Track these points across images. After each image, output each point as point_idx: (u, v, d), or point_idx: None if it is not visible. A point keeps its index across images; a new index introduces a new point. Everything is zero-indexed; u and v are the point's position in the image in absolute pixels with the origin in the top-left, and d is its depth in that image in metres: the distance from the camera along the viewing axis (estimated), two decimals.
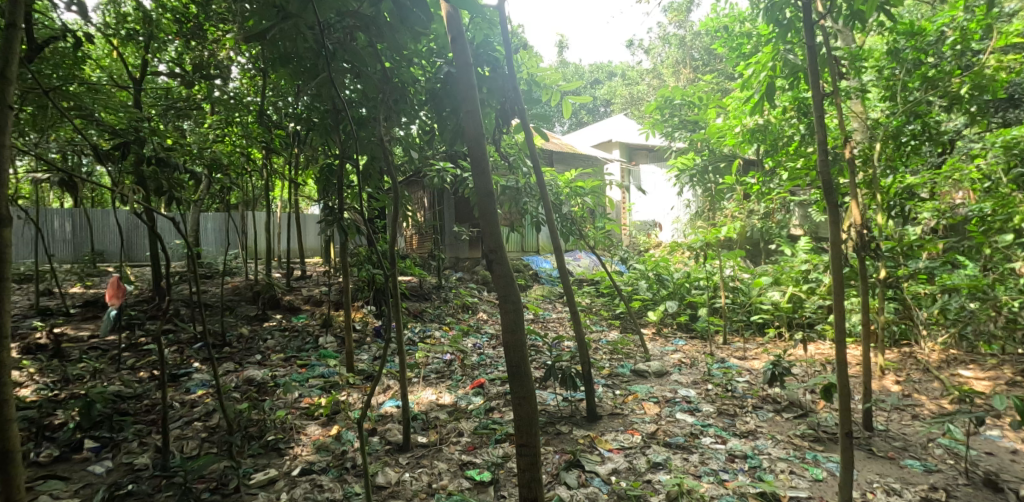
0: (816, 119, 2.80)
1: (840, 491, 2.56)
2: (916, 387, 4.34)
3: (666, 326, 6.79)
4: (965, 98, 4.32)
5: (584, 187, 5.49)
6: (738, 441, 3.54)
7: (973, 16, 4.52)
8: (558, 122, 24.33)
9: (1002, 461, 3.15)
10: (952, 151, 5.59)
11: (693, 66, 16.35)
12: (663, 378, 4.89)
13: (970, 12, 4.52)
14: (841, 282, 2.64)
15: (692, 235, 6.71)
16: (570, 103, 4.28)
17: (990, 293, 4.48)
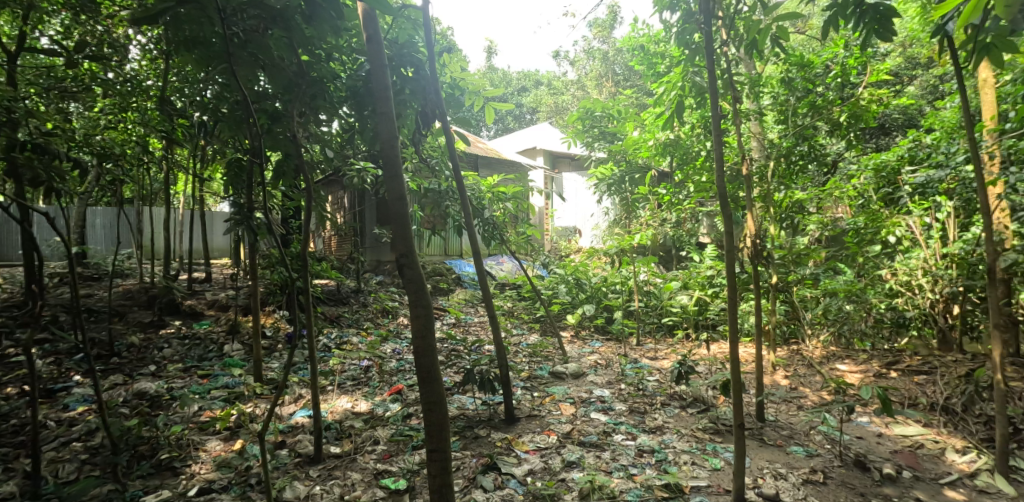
0: (716, 137, 3.01)
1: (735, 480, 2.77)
2: (801, 381, 4.77)
3: (584, 328, 7.02)
4: (844, 125, 4.80)
5: (506, 192, 5.53)
6: (646, 437, 3.72)
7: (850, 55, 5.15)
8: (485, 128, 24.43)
9: (870, 443, 3.52)
10: (836, 170, 6.18)
11: (615, 81, 16.99)
12: (579, 378, 5.05)
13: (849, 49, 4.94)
14: (735, 287, 2.85)
15: (609, 241, 6.96)
16: (493, 109, 4.31)
17: (862, 296, 5.03)
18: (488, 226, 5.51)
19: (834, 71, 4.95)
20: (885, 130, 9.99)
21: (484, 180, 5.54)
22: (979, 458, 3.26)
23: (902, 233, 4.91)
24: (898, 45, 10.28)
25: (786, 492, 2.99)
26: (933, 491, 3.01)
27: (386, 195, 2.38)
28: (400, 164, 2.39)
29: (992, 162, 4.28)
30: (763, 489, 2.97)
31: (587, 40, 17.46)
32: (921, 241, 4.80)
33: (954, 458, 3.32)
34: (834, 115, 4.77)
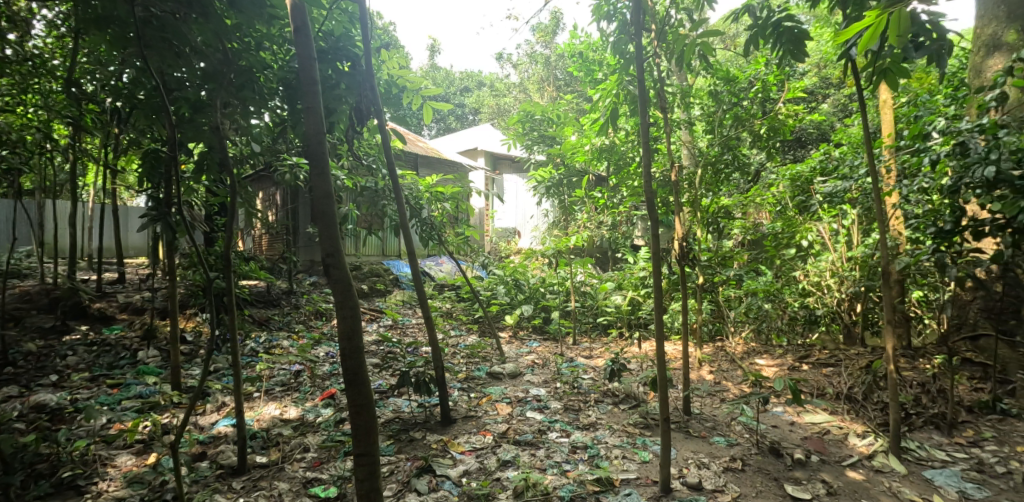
0: (645, 143, 3.12)
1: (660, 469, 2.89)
2: (724, 375, 5.02)
3: (522, 329, 7.09)
4: (765, 137, 5.10)
5: (445, 192, 5.47)
6: (580, 433, 3.80)
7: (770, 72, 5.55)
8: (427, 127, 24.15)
9: (784, 432, 3.76)
10: (759, 178, 6.55)
11: (556, 86, 17.19)
12: (516, 378, 5.09)
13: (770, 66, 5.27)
14: (661, 287, 2.96)
15: (547, 242, 7.06)
16: (431, 108, 4.27)
17: (778, 296, 5.47)
18: (426, 226, 5.45)
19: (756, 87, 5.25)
20: (802, 143, 10.72)
21: (422, 180, 5.47)
22: (876, 441, 3.53)
23: (813, 238, 5.28)
24: (814, 66, 11.03)
25: (708, 480, 3.14)
26: (836, 472, 3.23)
27: (313, 193, 2.33)
28: (328, 162, 2.36)
29: (890, 174, 4.68)
30: (687, 479, 3.11)
31: (529, 43, 17.56)
32: (830, 245, 5.18)
33: (855, 441, 3.59)
34: (756, 127, 5.05)
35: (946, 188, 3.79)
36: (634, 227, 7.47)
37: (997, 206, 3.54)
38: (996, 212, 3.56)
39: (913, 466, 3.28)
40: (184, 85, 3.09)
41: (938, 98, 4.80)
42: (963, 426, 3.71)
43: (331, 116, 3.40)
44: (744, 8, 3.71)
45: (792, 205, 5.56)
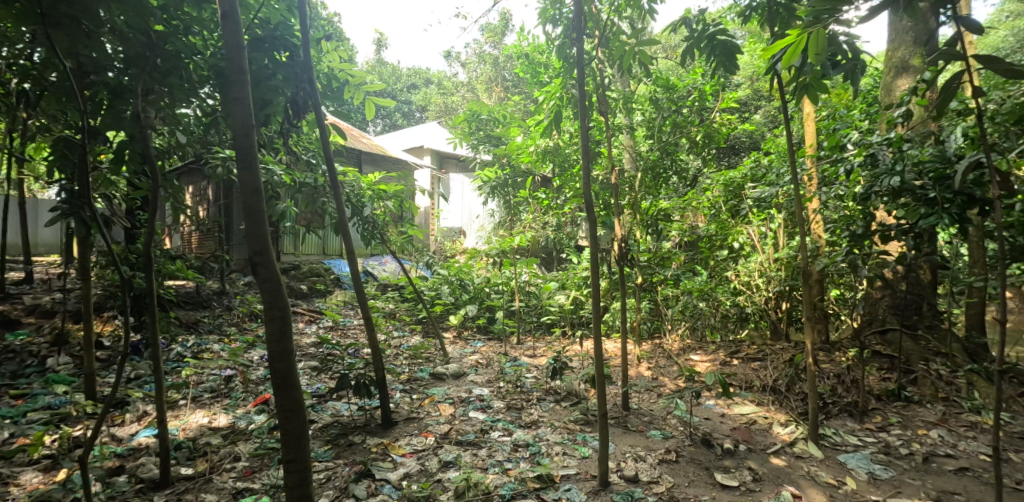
0: (585, 147, 3.18)
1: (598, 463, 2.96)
2: (661, 371, 5.20)
3: (466, 329, 7.06)
4: (700, 143, 5.36)
5: (388, 190, 5.37)
6: (522, 432, 3.83)
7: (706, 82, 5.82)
8: (372, 124, 23.67)
9: (716, 423, 3.93)
10: (696, 183, 6.82)
11: (505, 87, 17.21)
12: (460, 378, 5.06)
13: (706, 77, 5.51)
14: (598, 287, 3.02)
15: (491, 242, 7.07)
16: (372, 103, 4.17)
17: (711, 295, 5.70)
18: (368, 224, 5.34)
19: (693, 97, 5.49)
20: (735, 150, 11.35)
21: (363, 177, 5.33)
22: (797, 429, 3.75)
23: (743, 241, 5.56)
24: (749, 78, 11.58)
25: (644, 472, 3.24)
26: (762, 460, 3.40)
27: (241, 188, 2.25)
28: (257, 156, 2.28)
29: (812, 181, 4.98)
30: (624, 472, 3.20)
31: (478, 43, 17.49)
32: (759, 247, 5.45)
33: (779, 430, 3.79)
34: (691, 134, 5.30)
35: (860, 194, 4.08)
36: (578, 228, 7.60)
37: (903, 212, 3.84)
38: (902, 218, 3.87)
39: (829, 451, 3.50)
40: (102, 67, 2.90)
41: (854, 113, 5.16)
42: (873, 413, 4.00)
43: (264, 109, 3.31)
44: (680, 21, 3.87)
45: (725, 209, 5.82)
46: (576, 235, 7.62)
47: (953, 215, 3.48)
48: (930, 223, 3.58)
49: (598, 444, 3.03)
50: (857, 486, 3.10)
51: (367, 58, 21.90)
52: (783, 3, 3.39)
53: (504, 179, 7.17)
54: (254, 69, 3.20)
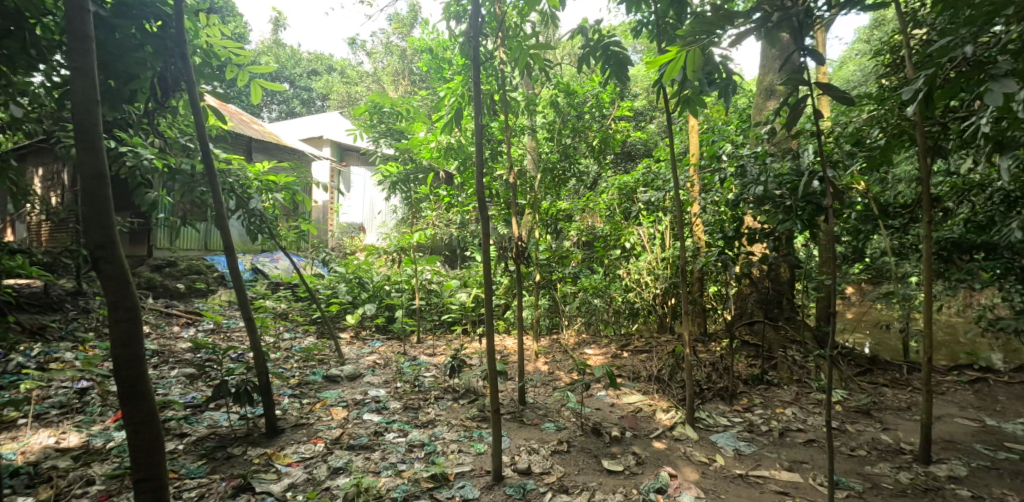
0: (478, 149, 3.18)
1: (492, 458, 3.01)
2: (557, 365, 5.38)
3: (363, 329, 6.84)
4: (596, 148, 5.73)
5: (277, 182, 5.02)
6: (417, 432, 3.78)
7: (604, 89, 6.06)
8: (265, 110, 22.09)
9: (605, 413, 4.13)
10: (593, 187, 7.12)
11: (411, 80, 16.69)
12: (355, 380, 4.89)
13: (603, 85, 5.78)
14: (490, 286, 3.05)
15: (390, 239, 6.90)
16: (259, 86, 3.87)
17: (605, 292, 6.00)
18: (254, 218, 4.99)
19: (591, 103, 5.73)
20: (630, 156, 12.05)
21: (250, 166, 4.97)
22: (676, 414, 4.05)
23: (634, 241, 5.87)
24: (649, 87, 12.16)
25: (537, 464, 3.34)
26: (645, 444, 3.63)
27: (80, 177, 2.09)
28: (103, 134, 2.14)
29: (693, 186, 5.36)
30: (518, 465, 3.27)
31: (383, 33, 16.88)
32: (647, 246, 5.78)
33: (661, 416, 4.06)
34: (589, 139, 5.68)
35: (733, 200, 4.49)
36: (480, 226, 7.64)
37: (767, 217, 4.28)
38: (766, 222, 4.31)
39: (703, 432, 3.82)
40: None
41: (730, 128, 5.66)
42: (740, 396, 4.41)
43: (127, 84, 3.02)
44: (577, 29, 4.02)
45: (618, 211, 6.11)
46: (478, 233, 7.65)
47: (806, 219, 3.93)
48: (787, 226, 4.02)
49: (492, 440, 3.07)
50: (725, 463, 3.39)
51: (261, 38, 20.34)
52: (668, 23, 3.66)
53: (406, 174, 7.25)
54: (118, 39, 2.90)
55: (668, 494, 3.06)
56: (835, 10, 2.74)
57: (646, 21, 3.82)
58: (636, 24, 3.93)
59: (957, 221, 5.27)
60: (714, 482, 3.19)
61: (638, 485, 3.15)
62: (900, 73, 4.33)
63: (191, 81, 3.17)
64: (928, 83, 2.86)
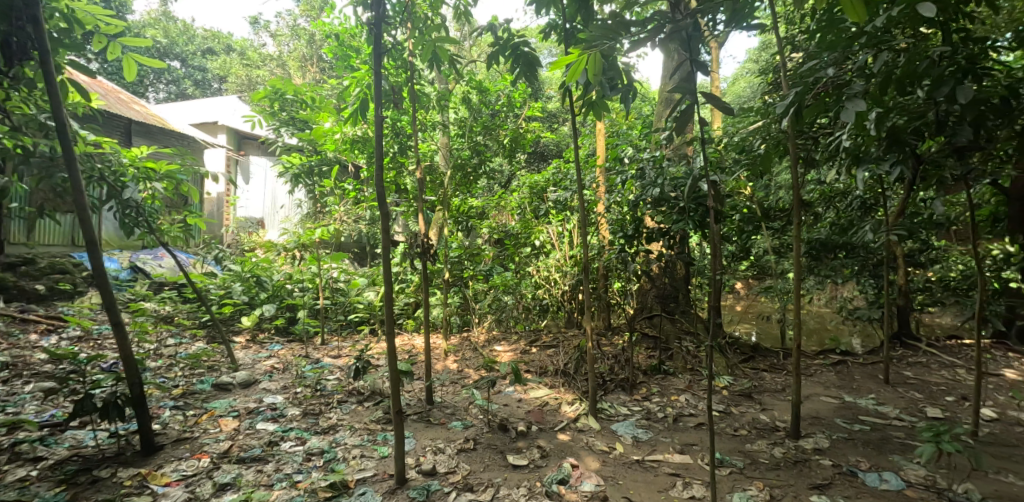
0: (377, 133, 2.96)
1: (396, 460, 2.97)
2: (466, 363, 5.38)
3: (261, 331, 6.43)
4: (506, 146, 5.89)
5: (158, 169, 4.56)
6: (317, 439, 3.63)
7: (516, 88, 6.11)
8: (151, 90, 20.02)
9: (513, 409, 4.18)
10: (506, 186, 7.19)
11: (321, 67, 15.71)
12: (250, 388, 4.60)
13: (514, 85, 5.85)
14: (389, 284, 2.95)
15: (288, 236, 6.42)
16: (134, 63, 3.50)
17: (514, 289, 6.13)
18: (128, 210, 4.52)
19: (504, 102, 5.81)
20: (544, 156, 12.27)
21: (125, 152, 4.49)
22: (580, 406, 4.19)
23: (543, 239, 5.97)
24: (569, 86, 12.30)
25: (442, 464, 3.33)
26: (550, 437, 3.73)
27: None
28: None
29: (598, 187, 5.59)
30: (422, 467, 3.24)
31: (290, 15, 15.76)
32: (556, 245, 5.88)
33: (566, 408, 4.19)
34: (500, 137, 5.84)
35: (633, 200, 4.73)
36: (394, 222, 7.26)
37: (663, 217, 4.55)
38: (662, 222, 4.58)
39: (605, 422, 3.99)
40: None
41: (634, 132, 5.90)
42: (639, 386, 4.66)
43: None
44: (487, 26, 4.02)
45: (528, 209, 6.20)
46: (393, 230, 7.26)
47: (697, 219, 4.22)
48: (681, 225, 4.29)
49: (395, 443, 3.02)
50: (623, 450, 3.57)
51: (147, 8, 18.32)
52: (574, 27, 3.78)
53: (309, 165, 6.86)
54: None
55: (570, 485, 3.16)
56: (723, 23, 2.95)
57: (554, 23, 3.91)
58: (544, 27, 4.02)
59: (823, 224, 5.90)
60: (613, 469, 3.34)
61: (542, 477, 3.23)
62: (778, 89, 4.76)
63: (47, 51, 2.82)
64: (798, 97, 3.17)
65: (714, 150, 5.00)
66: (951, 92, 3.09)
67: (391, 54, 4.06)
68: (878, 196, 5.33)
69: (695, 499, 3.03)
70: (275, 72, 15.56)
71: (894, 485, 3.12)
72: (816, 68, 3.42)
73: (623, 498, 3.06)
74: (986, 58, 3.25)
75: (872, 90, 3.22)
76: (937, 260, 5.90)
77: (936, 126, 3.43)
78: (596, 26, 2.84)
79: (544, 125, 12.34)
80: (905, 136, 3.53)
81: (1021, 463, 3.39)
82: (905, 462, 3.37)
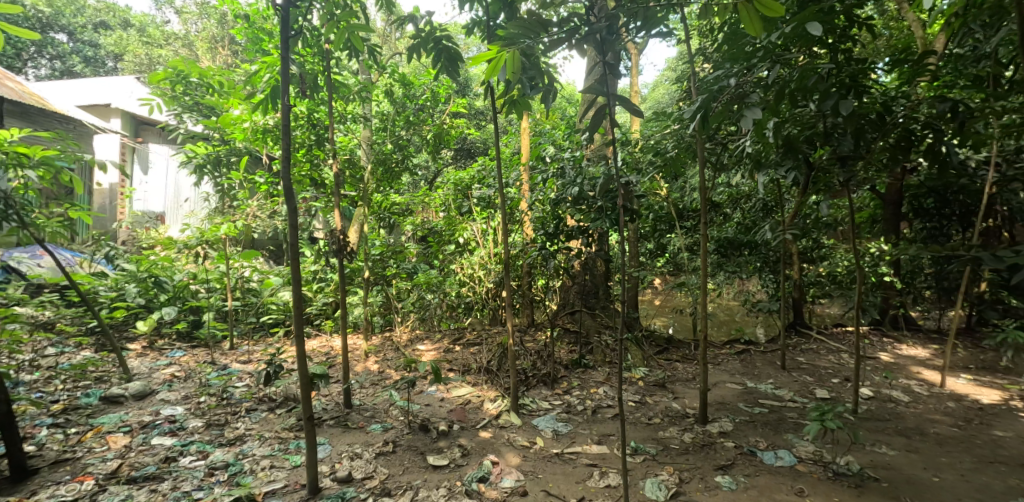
0: (283, 125, 2.81)
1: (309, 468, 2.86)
2: (388, 363, 5.27)
3: (161, 337, 5.95)
4: (430, 142, 5.80)
5: (31, 156, 4.08)
6: (221, 451, 3.44)
7: (439, 83, 6.03)
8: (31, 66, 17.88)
9: (435, 409, 4.15)
10: (430, 182, 7.10)
11: (234, 49, 14.66)
12: (145, 399, 4.27)
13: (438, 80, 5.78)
14: (297, 282, 2.77)
15: (190, 232, 5.94)
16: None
17: (437, 288, 6.07)
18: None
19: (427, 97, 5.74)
20: (471, 152, 12.18)
21: None
22: (502, 403, 4.23)
23: (468, 236, 5.93)
24: None
25: (358, 470, 3.25)
26: (472, 435, 3.74)
27: None
28: None
29: (522, 186, 5.75)
30: (337, 474, 3.16)
31: None
32: (481, 242, 5.93)
33: (488, 405, 4.22)
34: (423, 132, 5.71)
35: (555, 198, 4.86)
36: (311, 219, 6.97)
37: (582, 216, 4.67)
38: (582, 220, 4.73)
39: (526, 417, 4.05)
40: None
41: (557, 131, 6.02)
42: (560, 380, 4.77)
43: None
44: (408, 17, 3.95)
45: (453, 206, 6.15)
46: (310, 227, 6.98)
47: (614, 218, 4.37)
48: (598, 224, 4.47)
49: (307, 451, 2.91)
50: (543, 444, 3.64)
51: None
52: (497, 26, 3.79)
53: (216, 155, 6.39)
54: None
55: (490, 482, 3.20)
56: (635, 32, 3.04)
57: (477, 20, 3.91)
58: (467, 22, 4.01)
59: (729, 223, 6.34)
60: (534, 463, 3.41)
61: (462, 476, 3.23)
62: (689, 97, 5.06)
63: None
64: (704, 103, 3.35)
65: (632, 152, 5.31)
66: (835, 105, 3.40)
67: (307, 40, 3.90)
68: (777, 198, 5.78)
69: (610, 487, 3.15)
70: (180, 52, 14.30)
71: (787, 461, 3.40)
72: (721, 77, 3.66)
73: (542, 492, 3.12)
74: (865, 76, 3.62)
75: (769, 100, 3.47)
76: (826, 257, 6.49)
77: (824, 135, 3.76)
78: (515, 26, 2.85)
79: (471, 122, 12.23)
80: (798, 144, 3.84)
81: (893, 435, 3.80)
82: (797, 440, 3.68)
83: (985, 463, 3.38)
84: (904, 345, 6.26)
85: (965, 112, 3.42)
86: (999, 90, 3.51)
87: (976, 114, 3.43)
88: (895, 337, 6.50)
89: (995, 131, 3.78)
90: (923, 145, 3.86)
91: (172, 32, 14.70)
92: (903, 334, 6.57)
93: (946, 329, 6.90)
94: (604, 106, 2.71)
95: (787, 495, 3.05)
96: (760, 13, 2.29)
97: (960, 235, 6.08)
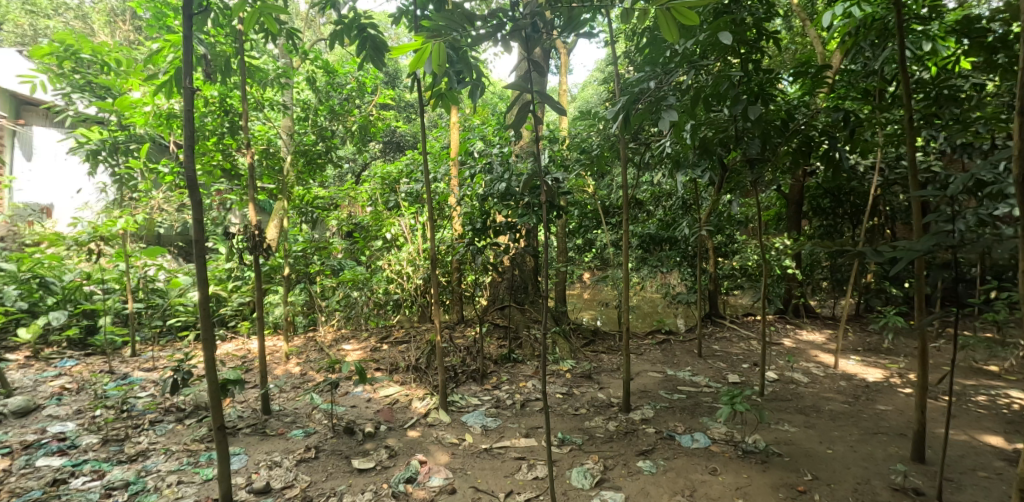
0: (184, 112, 2.59)
1: (220, 478, 2.70)
2: (310, 365, 5.07)
3: (48, 345, 5.39)
4: (355, 134, 5.66)
5: None
6: (120, 470, 3.18)
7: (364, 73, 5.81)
8: None
9: (359, 410, 4.05)
10: (356, 177, 6.86)
11: (134, 24, 13.26)
12: (29, 416, 3.87)
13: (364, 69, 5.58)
14: (206, 283, 2.59)
15: (82, 227, 5.39)
16: None
17: (363, 285, 5.88)
18: None
19: (352, 86, 5.55)
20: (400, 146, 12.12)
21: None
22: (430, 402, 4.18)
23: (395, 232, 5.78)
24: None
25: (277, 479, 3.12)
26: (399, 435, 3.67)
27: None
28: None
29: (450, 180, 5.78)
30: (253, 485, 3.02)
31: None
32: (409, 237, 5.76)
33: (416, 404, 4.15)
34: (348, 123, 5.57)
35: (483, 193, 4.85)
36: (225, 213, 6.54)
37: (510, 210, 4.70)
38: (509, 216, 4.78)
39: (455, 414, 4.03)
40: None
41: (486, 126, 6.00)
42: (490, 376, 4.78)
43: None
44: (328, 1, 3.73)
45: (380, 201, 5.97)
46: (224, 221, 6.56)
47: (540, 213, 4.44)
48: (526, 220, 4.50)
49: (219, 462, 2.74)
50: (472, 441, 3.64)
51: None
52: (424, 15, 3.71)
53: (113, 142, 5.80)
54: None
55: (418, 483, 3.16)
56: (561, 34, 3.07)
57: (404, 9, 3.81)
58: (394, 12, 3.88)
59: (651, 220, 6.67)
60: (462, 460, 3.40)
61: (389, 478, 3.17)
62: (613, 98, 5.22)
63: None
64: (626, 103, 3.45)
65: (559, 149, 5.44)
66: (745, 110, 3.62)
67: (217, 20, 3.62)
68: (694, 196, 6.11)
69: (538, 479, 3.20)
70: (71, 24, 12.74)
71: (703, 443, 3.60)
72: (643, 80, 3.79)
73: (471, 488, 3.12)
74: (771, 85, 3.88)
75: (686, 102, 3.63)
76: (737, 251, 6.91)
77: (735, 138, 4.00)
78: (441, 17, 2.74)
79: (399, 114, 12.09)
80: (712, 146, 4.09)
81: (794, 413, 4.12)
82: (710, 422, 3.90)
83: (870, 435, 3.74)
84: (804, 331, 6.80)
85: (856, 121, 3.73)
86: (882, 102, 3.84)
87: (865, 123, 3.76)
88: (796, 324, 7.04)
89: (882, 139, 4.13)
90: (820, 150, 4.17)
91: (63, 1, 13.08)
92: (803, 320, 7.14)
93: (839, 316, 7.58)
94: (528, 103, 2.71)
95: (701, 474, 3.23)
96: (677, 21, 2.37)
97: (850, 232, 6.67)
